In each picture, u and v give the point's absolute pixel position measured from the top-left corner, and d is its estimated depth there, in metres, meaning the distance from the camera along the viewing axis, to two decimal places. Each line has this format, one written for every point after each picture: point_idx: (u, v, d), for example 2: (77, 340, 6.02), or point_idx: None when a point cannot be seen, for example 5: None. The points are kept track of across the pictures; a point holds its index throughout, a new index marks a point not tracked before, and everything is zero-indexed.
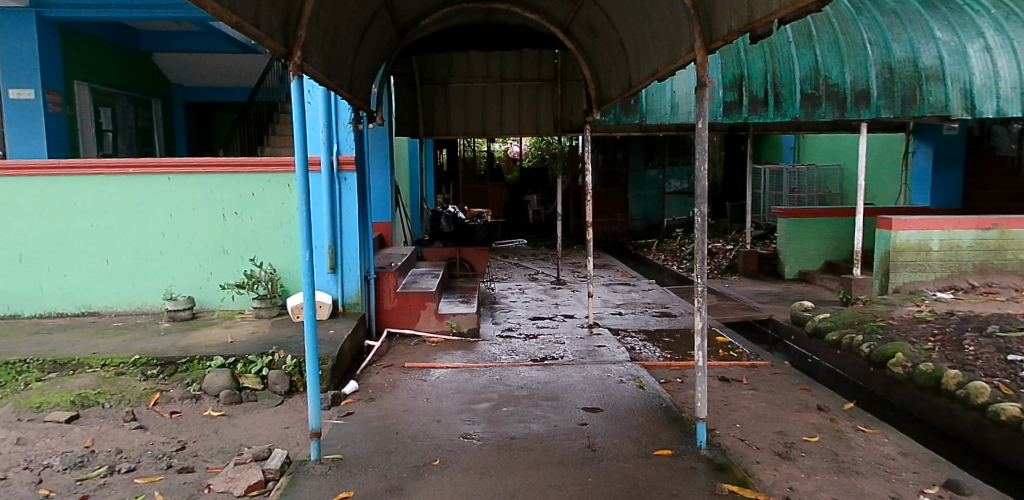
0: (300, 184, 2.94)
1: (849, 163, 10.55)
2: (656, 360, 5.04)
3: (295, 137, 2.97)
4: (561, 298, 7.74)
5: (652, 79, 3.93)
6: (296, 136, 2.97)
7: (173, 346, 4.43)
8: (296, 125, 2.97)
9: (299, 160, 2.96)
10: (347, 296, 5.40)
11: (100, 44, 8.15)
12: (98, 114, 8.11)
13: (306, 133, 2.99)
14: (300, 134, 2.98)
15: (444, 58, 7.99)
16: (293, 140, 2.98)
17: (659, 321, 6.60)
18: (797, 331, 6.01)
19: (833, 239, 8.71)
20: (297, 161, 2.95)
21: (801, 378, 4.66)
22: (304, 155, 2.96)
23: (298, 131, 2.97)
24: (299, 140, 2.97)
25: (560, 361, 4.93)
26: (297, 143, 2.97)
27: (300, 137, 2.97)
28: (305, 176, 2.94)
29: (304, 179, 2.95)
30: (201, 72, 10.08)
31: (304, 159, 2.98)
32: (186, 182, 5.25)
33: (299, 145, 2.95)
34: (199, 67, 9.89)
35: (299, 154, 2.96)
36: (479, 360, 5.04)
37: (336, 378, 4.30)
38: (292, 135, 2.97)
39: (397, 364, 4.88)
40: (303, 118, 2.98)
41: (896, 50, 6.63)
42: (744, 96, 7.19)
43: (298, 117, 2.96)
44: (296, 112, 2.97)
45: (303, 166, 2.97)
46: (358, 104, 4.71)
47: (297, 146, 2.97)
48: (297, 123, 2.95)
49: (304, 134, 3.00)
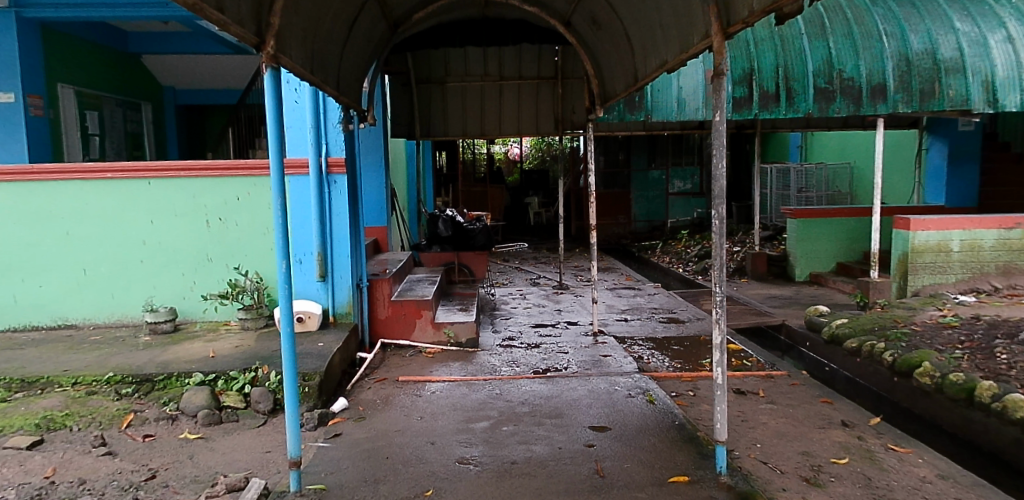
0: (276, 187, 2.65)
1: (860, 161, 10.24)
2: (666, 371, 4.75)
3: (270, 136, 2.71)
4: (564, 304, 7.45)
5: (661, 70, 3.66)
6: (271, 135, 2.71)
7: (151, 362, 4.14)
8: (270, 123, 2.71)
9: (274, 161, 2.68)
10: (338, 305, 5.10)
11: (86, 46, 7.89)
12: (83, 118, 7.85)
13: (282, 132, 2.72)
14: (275, 134, 2.71)
15: (441, 55, 7.63)
16: (268, 140, 2.71)
17: (667, 327, 6.30)
18: (812, 338, 5.71)
19: (845, 240, 8.41)
20: (271, 162, 2.67)
21: (822, 390, 4.36)
22: (279, 156, 2.69)
23: (274, 130, 2.70)
24: (275, 140, 2.70)
25: (563, 374, 4.65)
26: (272, 143, 2.70)
27: (276, 136, 2.71)
28: (282, 179, 2.65)
29: (280, 181, 2.67)
30: (194, 76, 9.83)
31: (280, 159, 2.70)
32: (167, 187, 4.98)
33: (273, 145, 2.68)
34: (192, 69, 9.63)
35: (274, 155, 2.68)
36: (478, 372, 4.75)
37: (324, 395, 4.01)
38: (267, 135, 2.69)
39: (390, 378, 4.60)
40: (279, 117, 2.72)
41: (913, 42, 6.37)
42: (755, 91, 6.83)
43: (272, 115, 2.70)
44: (271, 111, 2.70)
45: (278, 168, 2.68)
46: (347, 102, 4.43)
47: (272, 146, 2.70)
48: (271, 122, 2.68)
49: (280, 134, 2.73)
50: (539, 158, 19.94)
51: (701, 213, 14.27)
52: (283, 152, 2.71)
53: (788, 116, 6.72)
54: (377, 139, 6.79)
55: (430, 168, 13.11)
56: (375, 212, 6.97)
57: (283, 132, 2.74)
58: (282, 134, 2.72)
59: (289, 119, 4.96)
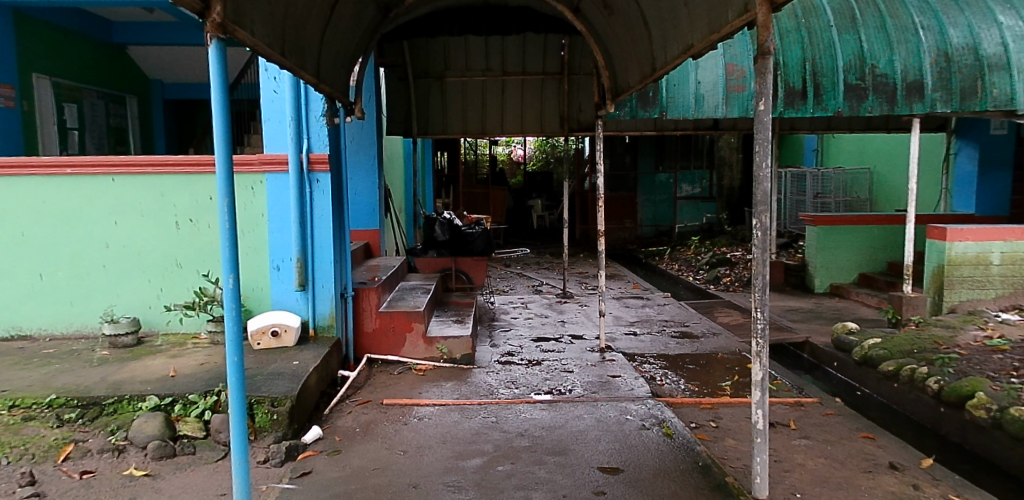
0: (222, 187, 2.19)
1: (879, 165, 9.73)
2: (682, 397, 4.25)
3: (215, 123, 2.22)
4: (568, 315, 6.95)
5: (685, 56, 3.16)
6: (215, 122, 2.21)
7: (102, 382, 3.64)
8: (213, 108, 2.20)
9: (221, 156, 2.20)
10: (319, 317, 4.59)
11: (64, 35, 7.44)
12: (60, 110, 7.39)
13: (230, 119, 2.24)
14: (222, 121, 2.23)
15: (439, 49, 7.15)
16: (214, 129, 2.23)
17: (680, 344, 5.78)
18: (841, 358, 5.21)
19: (867, 250, 7.90)
20: (216, 155, 2.20)
21: (861, 422, 3.87)
22: (226, 148, 2.21)
23: (219, 116, 2.20)
24: (221, 130, 2.22)
25: (567, 398, 4.16)
26: (218, 132, 2.21)
27: (222, 124, 2.22)
28: (229, 176, 2.20)
29: (228, 179, 2.22)
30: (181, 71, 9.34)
31: (227, 151, 2.23)
32: (134, 184, 4.51)
33: (218, 136, 2.20)
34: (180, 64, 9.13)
35: (220, 147, 2.21)
36: (472, 394, 4.26)
37: (297, 423, 3.53)
38: (213, 122, 2.21)
39: (374, 401, 4.12)
40: (226, 101, 2.22)
41: (953, 36, 5.92)
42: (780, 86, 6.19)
43: (217, 100, 2.20)
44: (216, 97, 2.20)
45: (226, 164, 2.22)
46: (329, 91, 3.95)
47: (217, 135, 2.22)
48: (217, 106, 2.19)
49: (227, 122, 2.25)
50: (542, 161, 19.43)
51: (711, 218, 13.74)
52: (231, 145, 2.23)
53: (817, 115, 6.16)
54: (370, 136, 6.32)
55: (429, 168, 12.61)
56: (367, 215, 6.49)
57: (230, 120, 2.27)
58: (229, 123, 2.23)
59: (267, 111, 4.50)
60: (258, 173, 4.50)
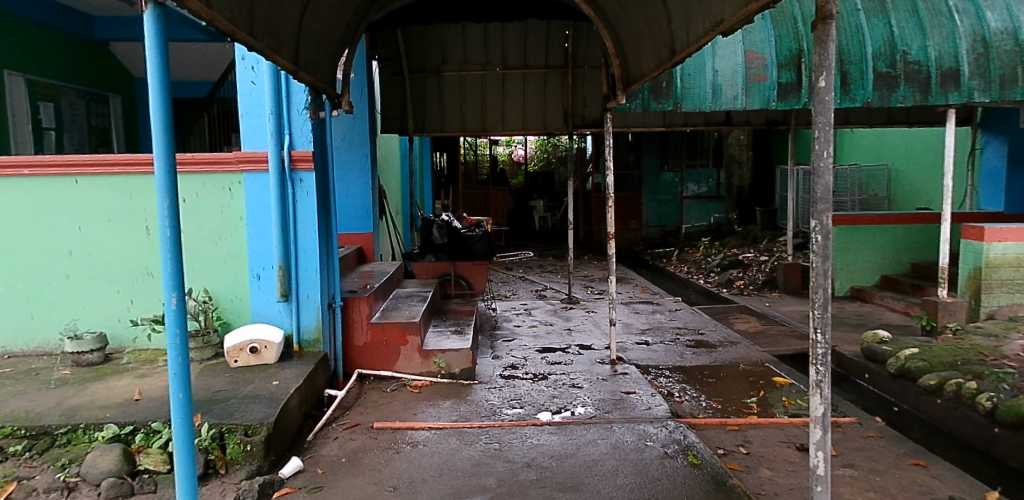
0: (161, 188, 1.79)
1: (898, 161, 9.32)
2: (705, 417, 3.84)
3: (152, 110, 1.81)
4: (574, 322, 6.55)
5: (713, 33, 2.74)
6: (153, 109, 1.80)
7: (55, 408, 3.24)
8: (149, 94, 1.79)
9: (159, 149, 1.79)
10: (305, 330, 4.18)
11: (44, 32, 7.11)
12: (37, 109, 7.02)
13: (170, 107, 1.82)
14: (160, 106, 1.81)
15: (436, 41, 6.75)
16: (151, 117, 1.81)
17: (696, 354, 5.36)
18: (874, 369, 4.79)
19: (889, 250, 7.49)
20: (154, 148, 1.79)
21: (908, 447, 3.45)
22: (166, 141, 1.80)
23: (156, 100, 1.79)
24: (158, 117, 1.80)
25: (578, 419, 3.75)
26: (155, 120, 1.79)
27: (160, 112, 1.81)
28: (169, 174, 1.79)
29: (170, 179, 1.80)
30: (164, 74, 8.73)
31: (168, 142, 1.81)
32: (99, 185, 4.11)
33: (155, 128, 1.78)
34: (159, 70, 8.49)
35: (157, 138, 1.79)
36: (472, 415, 3.85)
37: (274, 454, 3.13)
38: (150, 108, 1.80)
39: (363, 424, 3.71)
40: (164, 84, 1.80)
41: (991, 21, 5.59)
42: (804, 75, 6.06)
43: (154, 84, 1.79)
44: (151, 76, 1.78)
45: (165, 159, 1.80)
46: (309, 81, 3.53)
47: (154, 124, 1.80)
48: (154, 88, 1.78)
49: (168, 109, 1.83)
50: (544, 161, 19.08)
51: (719, 218, 13.31)
52: (171, 137, 1.82)
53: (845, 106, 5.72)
54: (363, 133, 5.92)
55: (428, 169, 12.21)
56: (360, 217, 6.08)
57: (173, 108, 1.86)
58: (169, 111, 1.82)
59: (245, 104, 4.10)
60: (235, 173, 4.10)
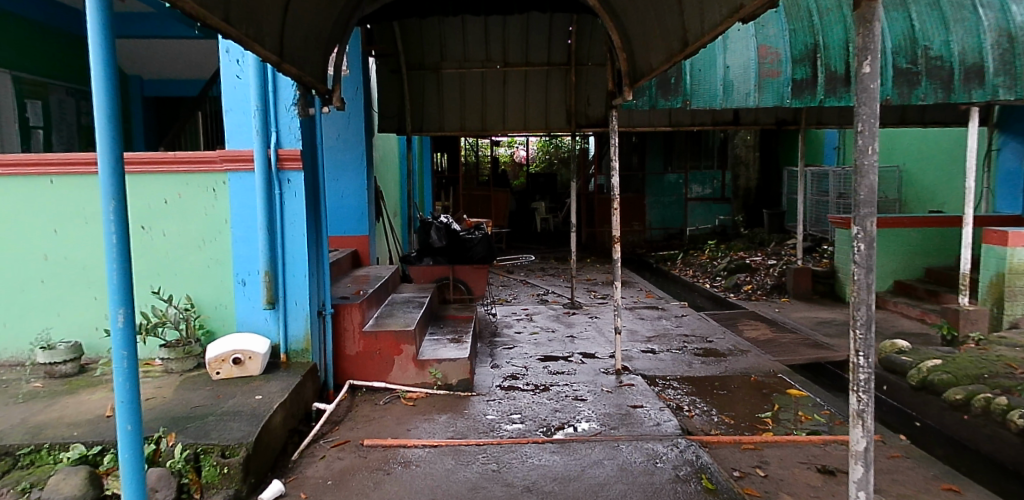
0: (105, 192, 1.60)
1: (909, 163, 9.03)
2: (718, 435, 3.60)
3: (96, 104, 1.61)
4: (577, 328, 6.31)
5: (732, 19, 2.48)
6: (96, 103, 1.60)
7: (20, 425, 3.00)
8: (94, 87, 1.60)
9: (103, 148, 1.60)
10: (292, 339, 3.94)
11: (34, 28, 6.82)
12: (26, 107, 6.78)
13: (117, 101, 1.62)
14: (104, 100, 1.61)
15: (435, 37, 6.51)
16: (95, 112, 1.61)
17: (705, 363, 5.11)
18: (894, 381, 4.55)
19: (903, 254, 7.23)
20: (99, 147, 1.59)
21: (938, 468, 3.21)
22: (111, 139, 1.60)
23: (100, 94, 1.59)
24: (103, 113, 1.60)
25: (582, 436, 3.51)
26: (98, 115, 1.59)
27: (105, 106, 1.60)
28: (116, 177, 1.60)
29: (116, 183, 1.61)
30: (154, 74, 8.43)
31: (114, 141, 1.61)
32: (76, 186, 3.88)
33: (99, 124, 1.59)
34: (151, 69, 8.25)
35: (101, 135, 1.59)
36: (469, 431, 3.61)
37: (255, 476, 2.89)
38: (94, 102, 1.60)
39: (353, 441, 3.47)
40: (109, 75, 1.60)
41: (1016, 13, 5.39)
42: (820, 71, 5.86)
43: (98, 76, 1.58)
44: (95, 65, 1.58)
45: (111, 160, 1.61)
46: (297, 75, 3.29)
47: (98, 119, 1.60)
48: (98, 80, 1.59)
49: (115, 104, 1.63)
50: (546, 162, 18.84)
51: (724, 220, 13.04)
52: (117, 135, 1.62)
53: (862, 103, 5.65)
54: (358, 132, 5.71)
55: (427, 170, 11.98)
56: (355, 219, 5.85)
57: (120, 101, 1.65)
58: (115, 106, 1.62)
59: (229, 100, 3.87)
60: (219, 173, 3.87)
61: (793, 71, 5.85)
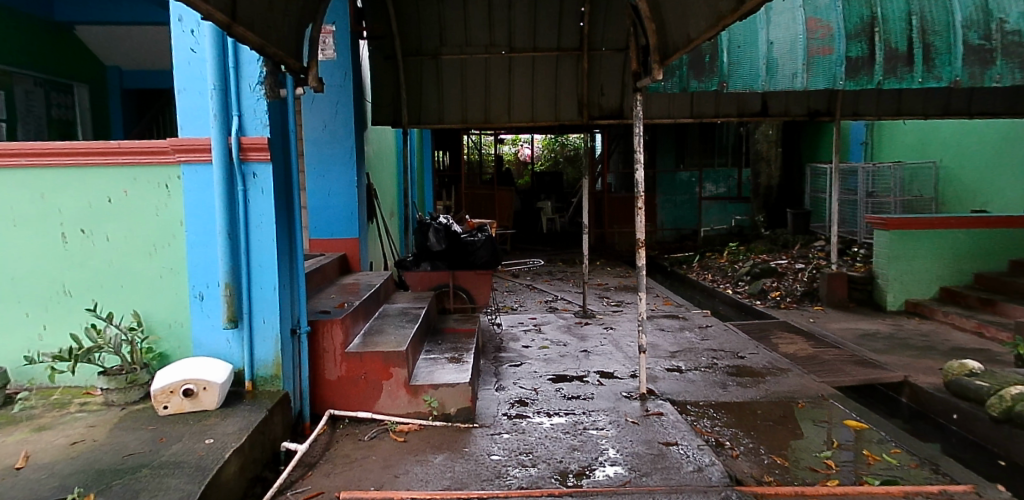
0: None
1: (947, 158, 8.34)
2: (775, 484, 2.94)
3: None
4: (590, 341, 5.68)
5: None
6: None
7: None
8: None
9: None
10: (259, 365, 3.31)
11: (22, 19, 6.09)
12: (15, 103, 6.04)
13: None
14: None
15: (433, 17, 5.87)
16: None
17: (741, 385, 4.46)
18: (965, 409, 3.91)
19: (950, 258, 6.57)
20: None
21: None
22: None
23: None
24: None
25: (608, 487, 2.86)
26: None
27: None
28: None
29: None
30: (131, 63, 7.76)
31: None
32: (3, 182, 3.26)
33: None
34: (127, 57, 7.59)
35: None
36: (470, 478, 2.96)
37: None
38: None
39: (328, 493, 2.82)
40: None
41: None
42: (878, 47, 5.51)
43: None
44: None
45: None
46: (258, 44, 2.62)
47: None
48: None
49: None
50: (552, 160, 18.22)
51: (741, 220, 12.41)
52: None
53: (929, 84, 5.48)
54: (345, 122, 5.10)
55: (427, 168, 11.34)
56: (343, 220, 5.22)
57: None
58: None
59: (182, 78, 3.23)
60: (171, 166, 3.24)
61: (849, 47, 5.52)
